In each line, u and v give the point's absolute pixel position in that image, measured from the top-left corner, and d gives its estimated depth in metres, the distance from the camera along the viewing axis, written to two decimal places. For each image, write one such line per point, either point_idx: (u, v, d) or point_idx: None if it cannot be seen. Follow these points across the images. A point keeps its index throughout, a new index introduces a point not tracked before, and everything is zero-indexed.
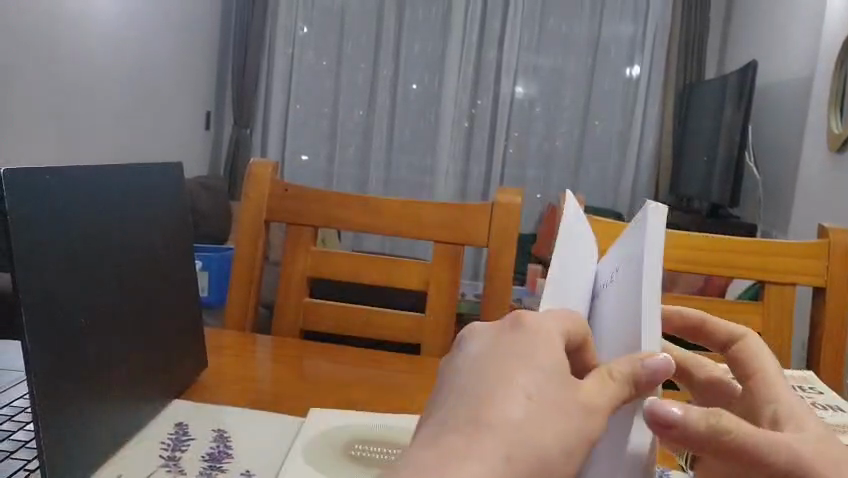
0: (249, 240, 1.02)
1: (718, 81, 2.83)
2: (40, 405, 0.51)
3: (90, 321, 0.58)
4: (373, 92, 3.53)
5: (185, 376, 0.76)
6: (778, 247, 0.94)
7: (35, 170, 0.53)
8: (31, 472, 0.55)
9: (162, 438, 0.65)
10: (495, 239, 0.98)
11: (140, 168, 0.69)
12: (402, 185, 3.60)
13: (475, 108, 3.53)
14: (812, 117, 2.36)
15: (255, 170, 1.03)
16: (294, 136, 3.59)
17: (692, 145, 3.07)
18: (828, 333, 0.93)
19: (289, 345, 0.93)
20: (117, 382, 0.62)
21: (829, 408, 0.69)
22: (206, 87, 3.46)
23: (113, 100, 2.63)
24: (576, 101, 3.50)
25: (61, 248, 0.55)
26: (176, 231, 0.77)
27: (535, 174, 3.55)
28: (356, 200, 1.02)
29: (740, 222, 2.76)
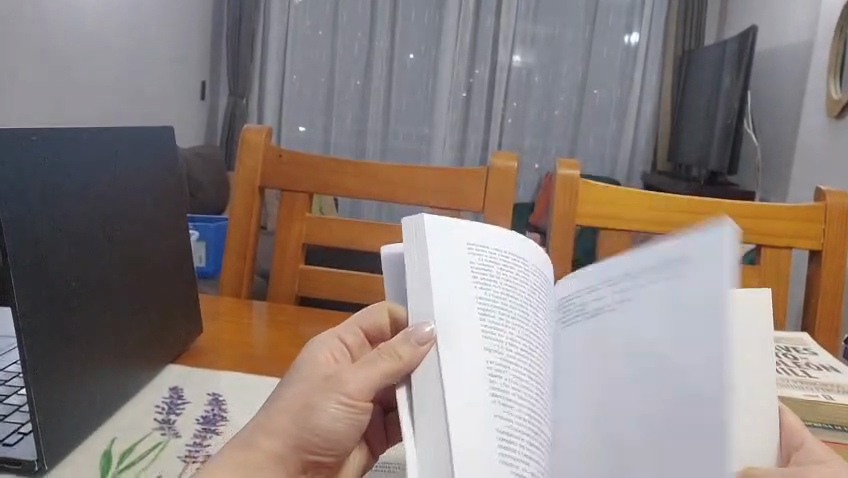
0: (243, 209, 1.02)
1: (718, 48, 2.80)
2: (32, 374, 0.51)
3: (82, 287, 0.58)
4: (370, 62, 3.49)
5: (180, 340, 0.76)
6: (775, 210, 0.94)
7: (21, 131, 0.52)
8: (26, 435, 0.55)
9: (155, 402, 0.65)
10: (490, 204, 0.98)
11: (129, 134, 0.68)
12: (399, 154, 3.59)
13: (473, 77, 3.50)
14: (812, 82, 2.34)
15: (246, 135, 1.02)
16: (291, 106, 3.56)
17: (691, 112, 3.05)
18: (823, 297, 0.94)
19: (284, 311, 0.93)
20: (112, 349, 0.62)
21: (822, 368, 0.69)
22: (200, 57, 3.43)
23: (107, 71, 2.60)
24: (574, 70, 3.47)
25: (48, 211, 0.54)
26: (169, 197, 0.76)
27: (532, 143, 3.54)
28: (350, 165, 1.01)
29: (738, 189, 2.76)
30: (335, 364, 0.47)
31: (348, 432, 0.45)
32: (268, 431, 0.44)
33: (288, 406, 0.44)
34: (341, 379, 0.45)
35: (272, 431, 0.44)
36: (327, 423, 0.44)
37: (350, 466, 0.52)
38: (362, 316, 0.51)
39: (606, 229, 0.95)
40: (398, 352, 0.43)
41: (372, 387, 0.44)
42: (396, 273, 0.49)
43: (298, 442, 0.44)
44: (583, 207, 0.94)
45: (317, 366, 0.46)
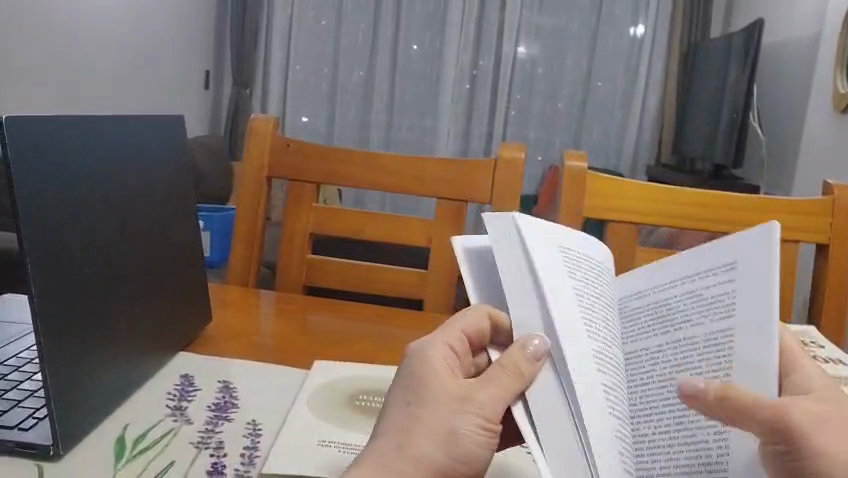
0: (251, 199, 1.02)
1: (723, 41, 2.80)
2: (47, 356, 0.51)
3: (94, 273, 0.58)
4: (374, 53, 3.49)
5: (190, 328, 0.76)
6: (783, 203, 0.94)
7: (39, 118, 0.53)
8: (40, 419, 0.56)
9: (167, 389, 0.65)
10: (498, 195, 0.98)
11: (141, 122, 0.68)
12: (403, 146, 3.58)
13: (477, 69, 3.49)
14: (819, 74, 2.34)
15: (254, 125, 1.03)
16: (295, 97, 3.55)
17: (696, 106, 3.04)
18: (829, 292, 0.94)
19: (293, 300, 0.93)
20: (124, 335, 0.62)
21: (830, 361, 0.70)
22: (204, 46, 3.43)
23: (111, 60, 2.60)
24: (579, 62, 3.46)
25: (61, 198, 0.54)
26: (180, 186, 0.76)
27: (536, 135, 3.54)
28: (359, 155, 1.01)
29: (743, 182, 2.75)
30: (457, 380, 0.43)
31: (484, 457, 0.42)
32: (412, 456, 0.39)
33: (428, 429, 0.40)
34: (474, 397, 0.41)
35: (419, 458, 0.39)
36: (468, 447, 0.40)
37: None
38: (464, 322, 0.46)
39: (613, 221, 0.95)
40: (518, 368, 0.41)
41: (506, 403, 0.41)
42: (486, 277, 0.48)
43: (443, 471, 0.40)
44: (590, 199, 0.94)
45: (438, 382, 0.42)
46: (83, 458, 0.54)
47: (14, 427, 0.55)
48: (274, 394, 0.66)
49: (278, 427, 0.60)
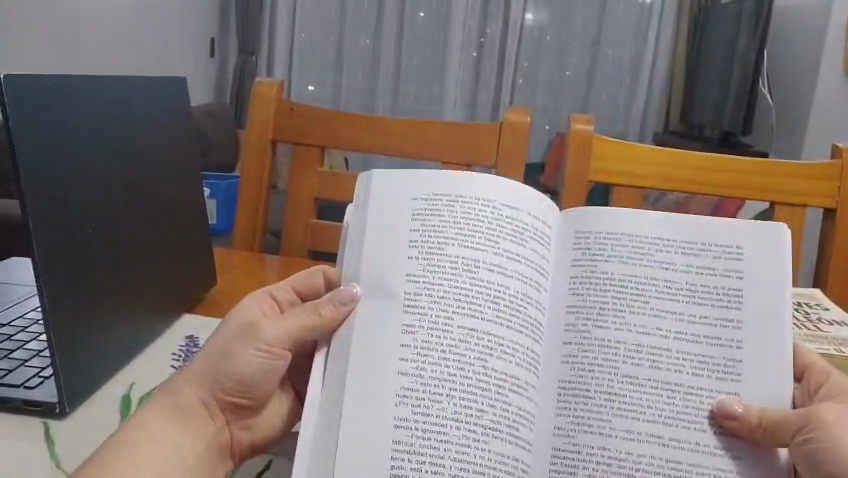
0: (255, 165, 1.02)
1: (734, 6, 2.75)
2: (53, 320, 0.52)
3: (98, 235, 0.58)
4: (380, 20, 3.45)
5: (196, 290, 0.77)
6: (789, 166, 0.93)
7: (36, 78, 0.52)
8: (46, 378, 0.56)
9: (173, 350, 0.66)
10: (502, 158, 0.97)
11: (142, 84, 0.68)
12: (409, 113, 3.56)
13: (484, 37, 3.45)
14: (832, 40, 2.30)
15: (258, 89, 1.02)
16: (300, 62, 3.52)
17: (706, 71, 3.00)
18: (836, 256, 0.94)
19: (296, 264, 0.93)
20: (129, 299, 0.63)
21: (835, 323, 0.70)
22: (208, 13, 3.39)
23: (116, 26, 2.58)
24: (587, 28, 3.41)
25: (61, 160, 0.54)
26: (182, 146, 0.76)
27: (544, 102, 3.51)
28: (363, 118, 1.00)
29: (752, 149, 2.72)
30: (261, 315, 0.52)
31: (262, 376, 0.52)
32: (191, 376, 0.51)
33: (212, 350, 0.51)
34: (258, 329, 0.51)
35: (193, 375, 0.51)
36: (241, 368, 0.51)
37: (264, 418, 0.56)
38: (303, 278, 0.56)
39: (618, 185, 0.94)
40: (320, 310, 0.50)
41: (290, 334, 0.51)
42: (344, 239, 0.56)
43: (213, 384, 0.51)
44: (594, 162, 0.94)
45: (242, 314, 0.52)
46: (89, 416, 0.54)
47: (21, 385, 0.55)
48: None
49: None
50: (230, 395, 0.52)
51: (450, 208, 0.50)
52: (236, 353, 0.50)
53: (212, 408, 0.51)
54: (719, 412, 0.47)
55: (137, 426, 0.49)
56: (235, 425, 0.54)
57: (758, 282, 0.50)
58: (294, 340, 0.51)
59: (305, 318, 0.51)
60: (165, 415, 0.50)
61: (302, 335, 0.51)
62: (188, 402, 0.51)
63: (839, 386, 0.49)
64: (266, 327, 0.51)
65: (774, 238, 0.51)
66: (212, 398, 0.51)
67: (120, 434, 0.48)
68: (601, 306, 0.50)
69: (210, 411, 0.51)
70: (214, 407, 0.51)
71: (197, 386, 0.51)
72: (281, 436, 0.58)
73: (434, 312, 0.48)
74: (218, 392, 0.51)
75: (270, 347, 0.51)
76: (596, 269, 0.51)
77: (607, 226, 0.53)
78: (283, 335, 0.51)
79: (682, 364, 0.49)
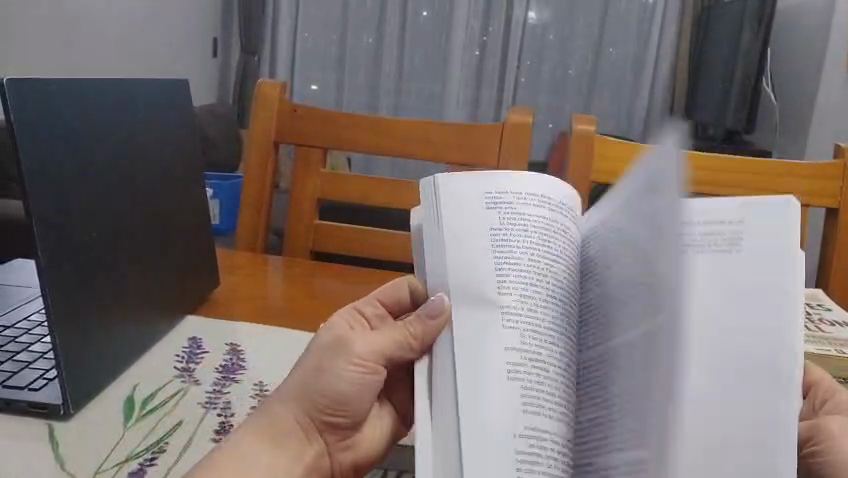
0: (258, 166, 1.02)
1: (738, 5, 2.74)
2: (57, 321, 0.52)
3: (102, 239, 0.59)
4: (383, 19, 3.45)
5: (199, 290, 0.77)
6: (791, 166, 0.93)
7: (40, 81, 0.52)
8: (50, 380, 0.57)
9: (176, 351, 0.66)
10: (506, 160, 0.98)
11: (144, 87, 0.68)
12: (413, 112, 3.57)
13: (487, 36, 3.45)
14: (836, 39, 2.29)
15: (261, 90, 1.02)
16: (303, 62, 3.52)
17: (709, 70, 3.00)
18: (838, 256, 0.94)
19: (298, 265, 0.94)
20: (132, 300, 0.63)
21: (837, 324, 0.70)
22: (209, 12, 3.39)
23: (118, 26, 2.58)
24: (590, 26, 3.40)
25: (65, 163, 0.54)
26: (185, 149, 0.76)
27: (547, 101, 3.51)
28: (365, 119, 1.00)
29: (755, 148, 2.72)
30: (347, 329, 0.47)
31: (360, 392, 0.47)
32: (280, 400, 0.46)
33: (303, 367, 0.46)
34: (350, 344, 0.46)
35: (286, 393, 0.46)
36: (334, 386, 0.46)
37: (367, 435, 0.50)
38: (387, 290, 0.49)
39: None
40: (404, 328, 0.45)
41: (381, 349, 0.46)
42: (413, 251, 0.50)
43: (307, 402, 0.46)
44: (598, 163, 0.94)
45: (328, 333, 0.47)
46: (95, 417, 0.55)
47: (25, 387, 0.55)
48: (283, 359, 0.66)
49: None
50: (326, 416, 0.47)
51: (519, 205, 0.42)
52: (327, 373, 0.46)
53: (307, 429, 0.46)
54: None
55: (222, 454, 0.44)
56: (335, 448, 0.49)
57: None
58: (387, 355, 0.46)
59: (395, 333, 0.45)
60: (251, 443, 0.45)
61: (393, 351, 0.45)
62: (278, 427, 0.46)
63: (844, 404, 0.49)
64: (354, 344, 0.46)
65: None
66: (304, 421, 0.46)
67: (202, 463, 0.43)
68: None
69: (306, 434, 0.46)
70: (308, 430, 0.46)
71: (288, 409, 0.46)
72: (388, 451, 0.52)
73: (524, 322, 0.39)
74: (311, 414, 0.46)
75: (364, 362, 0.46)
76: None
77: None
78: (374, 351, 0.46)
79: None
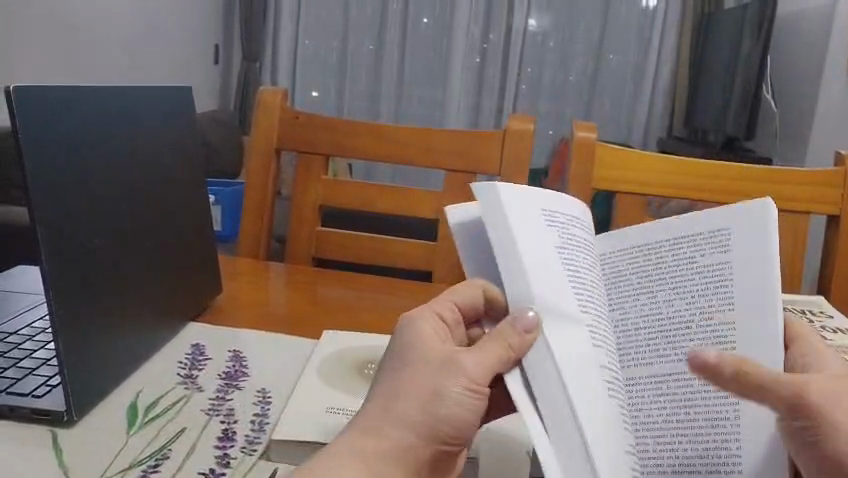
0: (260, 173, 1.03)
1: (737, 12, 2.76)
2: (60, 325, 0.52)
3: (103, 244, 0.59)
4: (383, 27, 3.46)
5: (201, 298, 0.77)
6: (792, 173, 0.93)
7: (43, 87, 0.53)
8: (54, 387, 0.57)
9: (179, 358, 0.66)
10: (507, 167, 0.98)
11: (147, 94, 0.68)
12: (414, 119, 3.58)
13: (487, 43, 3.46)
14: (835, 48, 2.31)
15: (262, 97, 1.03)
16: (304, 69, 3.54)
17: (709, 76, 3.00)
18: (840, 262, 0.94)
19: (301, 271, 0.94)
20: (134, 306, 0.63)
21: (836, 330, 0.70)
22: (211, 20, 3.40)
23: (120, 33, 2.59)
24: (590, 33, 3.42)
25: (66, 168, 0.54)
26: (187, 155, 0.77)
27: (547, 108, 3.52)
28: (366, 127, 1.01)
29: (755, 155, 2.73)
30: (444, 346, 0.43)
31: (477, 416, 0.42)
32: (399, 424, 0.40)
33: (418, 390, 0.41)
34: (458, 360, 0.42)
35: (411, 423, 0.40)
36: (459, 408, 0.41)
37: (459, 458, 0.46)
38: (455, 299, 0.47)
39: (623, 192, 0.94)
40: (509, 339, 0.42)
41: (497, 363, 0.42)
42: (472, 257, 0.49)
43: (434, 430, 0.40)
44: (599, 170, 0.94)
45: (427, 347, 0.43)
46: (98, 424, 0.55)
47: (28, 393, 0.55)
48: (286, 366, 0.66)
49: (286, 396, 0.60)
50: (449, 442, 0.42)
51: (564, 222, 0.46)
52: (448, 393, 0.41)
53: (429, 458, 0.41)
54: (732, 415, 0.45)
55: None
56: (439, 475, 0.44)
57: (744, 258, 0.47)
58: (501, 369, 0.43)
59: (510, 345, 0.43)
60: None
61: (507, 362, 0.43)
62: (403, 459, 0.39)
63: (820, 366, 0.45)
64: (466, 361, 0.42)
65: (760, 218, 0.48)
66: (428, 449, 0.40)
67: None
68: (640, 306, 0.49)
69: (428, 464, 0.41)
70: (429, 458, 0.41)
71: (408, 437, 0.40)
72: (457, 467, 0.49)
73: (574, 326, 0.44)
74: (433, 441, 0.41)
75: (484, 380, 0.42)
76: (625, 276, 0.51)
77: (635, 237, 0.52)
78: (493, 365, 0.42)
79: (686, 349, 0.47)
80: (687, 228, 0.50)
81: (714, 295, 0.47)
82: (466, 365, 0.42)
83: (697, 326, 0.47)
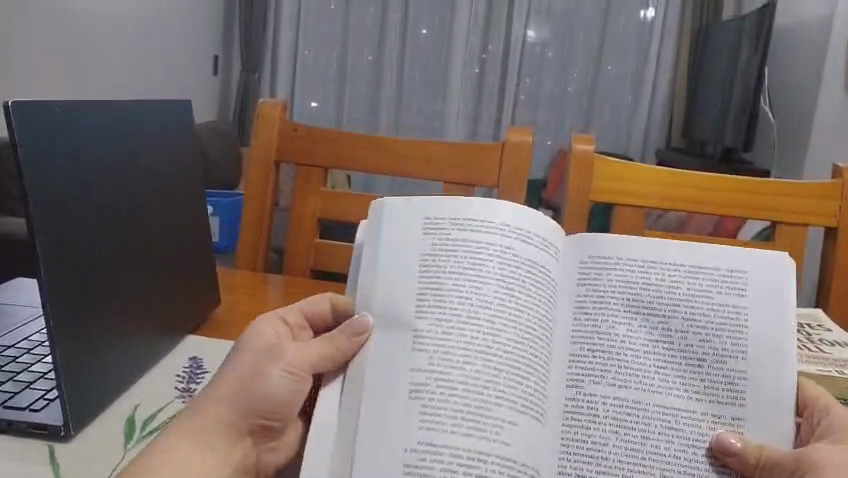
0: (258, 185, 1.03)
1: (735, 23, 2.77)
2: (57, 339, 0.52)
3: (103, 256, 0.59)
4: (382, 38, 3.47)
5: (200, 311, 0.77)
6: (790, 186, 0.93)
7: (43, 101, 0.53)
8: (51, 401, 0.57)
9: (177, 371, 0.66)
10: (504, 179, 0.98)
11: (146, 107, 0.69)
12: (413, 129, 3.58)
13: (486, 53, 3.47)
14: (832, 58, 2.32)
15: (261, 109, 1.03)
16: (303, 79, 3.54)
17: (707, 87, 3.01)
18: (837, 275, 0.94)
19: (299, 284, 0.94)
20: (133, 318, 0.63)
21: (834, 343, 0.70)
22: (211, 30, 3.42)
23: (119, 44, 2.60)
24: (589, 44, 3.43)
25: (67, 180, 0.54)
26: (187, 167, 0.77)
27: (547, 118, 3.53)
28: (364, 139, 1.01)
29: (753, 166, 2.73)
30: (276, 338, 0.51)
31: (291, 401, 0.50)
32: (216, 401, 0.49)
33: (235, 373, 0.49)
34: (281, 351, 0.50)
35: (220, 397, 0.49)
36: (272, 392, 0.49)
37: (287, 436, 0.54)
38: (307, 303, 0.55)
39: (620, 204, 0.95)
40: (334, 342, 0.49)
41: (312, 362, 0.49)
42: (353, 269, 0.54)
43: (244, 404, 0.49)
44: (596, 182, 0.94)
45: (261, 338, 0.51)
46: (94, 439, 0.54)
47: (25, 408, 0.55)
48: None
49: None
50: (261, 420, 0.50)
51: (494, 228, 0.48)
52: (260, 380, 0.49)
53: (239, 432, 0.49)
54: (718, 448, 0.47)
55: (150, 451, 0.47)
56: (262, 447, 0.52)
57: (760, 309, 0.49)
58: (319, 368, 0.50)
59: (331, 348, 0.49)
60: (185, 441, 0.47)
61: (326, 364, 0.49)
62: (208, 430, 0.48)
63: (840, 421, 0.48)
64: (284, 356, 0.49)
65: (775, 267, 0.49)
66: (238, 423, 0.49)
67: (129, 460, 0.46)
68: (641, 335, 0.50)
69: (238, 436, 0.49)
70: (238, 433, 0.49)
71: (220, 411, 0.48)
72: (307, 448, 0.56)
73: (440, 331, 0.47)
74: (245, 417, 0.49)
75: (300, 374, 0.49)
76: (614, 292, 0.51)
77: (630, 251, 0.51)
78: (311, 363, 0.49)
79: (694, 387, 0.49)
80: (703, 261, 0.51)
81: (712, 329, 0.49)
82: (283, 359, 0.49)
83: (709, 365, 0.49)
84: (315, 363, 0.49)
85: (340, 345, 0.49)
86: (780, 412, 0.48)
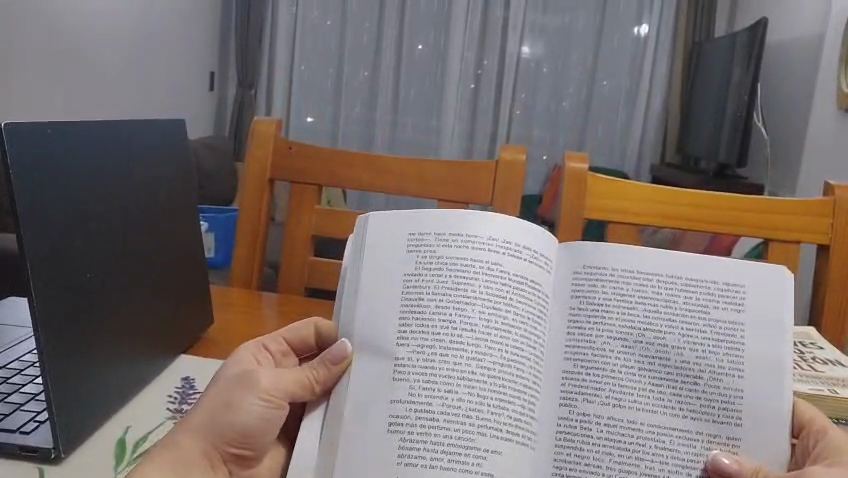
0: (253, 202, 1.03)
1: (727, 40, 2.79)
2: (48, 360, 0.52)
3: (95, 277, 0.59)
4: (378, 55, 3.50)
5: (193, 330, 0.77)
6: (784, 204, 0.93)
7: (37, 124, 0.53)
8: (41, 423, 0.56)
9: (168, 392, 0.66)
10: (498, 197, 0.98)
11: (139, 127, 0.69)
12: (408, 146, 3.59)
13: (481, 69, 3.49)
14: (824, 75, 2.34)
15: (256, 127, 1.03)
16: (299, 96, 3.55)
17: (700, 104, 3.03)
18: (831, 292, 0.94)
19: (293, 303, 0.94)
20: (124, 338, 0.63)
21: (828, 361, 0.70)
22: (208, 47, 3.44)
23: (116, 60, 2.61)
24: (583, 61, 3.45)
25: (61, 202, 0.55)
26: (179, 185, 0.77)
27: (542, 134, 3.54)
28: (358, 156, 1.01)
29: (747, 182, 2.74)
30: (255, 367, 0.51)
31: (266, 427, 0.50)
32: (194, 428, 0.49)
33: (213, 399, 0.49)
34: (256, 379, 0.49)
35: (194, 425, 0.49)
36: (251, 418, 0.49)
37: (264, 465, 0.53)
38: (290, 331, 0.56)
39: (615, 221, 0.95)
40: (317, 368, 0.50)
41: (290, 387, 0.50)
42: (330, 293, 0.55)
43: (216, 431, 0.49)
44: (590, 200, 0.95)
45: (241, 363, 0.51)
46: (85, 461, 0.54)
47: (16, 430, 0.55)
48: None
49: None
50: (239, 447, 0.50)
51: (479, 246, 0.48)
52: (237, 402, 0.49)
53: (213, 460, 0.49)
54: (713, 469, 0.46)
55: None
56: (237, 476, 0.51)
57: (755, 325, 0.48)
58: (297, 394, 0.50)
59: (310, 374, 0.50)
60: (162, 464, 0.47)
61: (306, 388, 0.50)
62: (185, 454, 0.48)
63: (836, 444, 0.47)
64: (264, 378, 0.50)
65: (775, 288, 0.49)
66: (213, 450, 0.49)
67: None
68: (635, 351, 0.49)
69: (212, 463, 0.49)
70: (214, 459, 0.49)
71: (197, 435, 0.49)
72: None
73: (422, 357, 0.47)
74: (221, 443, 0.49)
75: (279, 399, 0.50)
76: (611, 306, 0.49)
77: (622, 262, 0.50)
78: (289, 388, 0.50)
79: (691, 406, 0.48)
80: (702, 273, 0.49)
81: (710, 344, 0.48)
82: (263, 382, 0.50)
83: (705, 384, 0.48)
84: (293, 391, 0.50)
85: (321, 371, 0.50)
86: (775, 435, 0.47)
